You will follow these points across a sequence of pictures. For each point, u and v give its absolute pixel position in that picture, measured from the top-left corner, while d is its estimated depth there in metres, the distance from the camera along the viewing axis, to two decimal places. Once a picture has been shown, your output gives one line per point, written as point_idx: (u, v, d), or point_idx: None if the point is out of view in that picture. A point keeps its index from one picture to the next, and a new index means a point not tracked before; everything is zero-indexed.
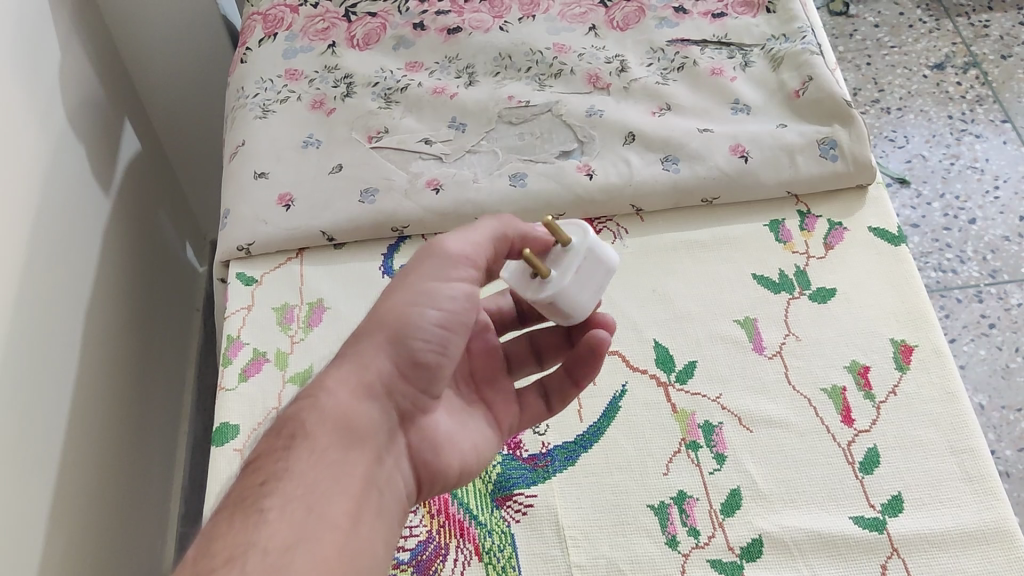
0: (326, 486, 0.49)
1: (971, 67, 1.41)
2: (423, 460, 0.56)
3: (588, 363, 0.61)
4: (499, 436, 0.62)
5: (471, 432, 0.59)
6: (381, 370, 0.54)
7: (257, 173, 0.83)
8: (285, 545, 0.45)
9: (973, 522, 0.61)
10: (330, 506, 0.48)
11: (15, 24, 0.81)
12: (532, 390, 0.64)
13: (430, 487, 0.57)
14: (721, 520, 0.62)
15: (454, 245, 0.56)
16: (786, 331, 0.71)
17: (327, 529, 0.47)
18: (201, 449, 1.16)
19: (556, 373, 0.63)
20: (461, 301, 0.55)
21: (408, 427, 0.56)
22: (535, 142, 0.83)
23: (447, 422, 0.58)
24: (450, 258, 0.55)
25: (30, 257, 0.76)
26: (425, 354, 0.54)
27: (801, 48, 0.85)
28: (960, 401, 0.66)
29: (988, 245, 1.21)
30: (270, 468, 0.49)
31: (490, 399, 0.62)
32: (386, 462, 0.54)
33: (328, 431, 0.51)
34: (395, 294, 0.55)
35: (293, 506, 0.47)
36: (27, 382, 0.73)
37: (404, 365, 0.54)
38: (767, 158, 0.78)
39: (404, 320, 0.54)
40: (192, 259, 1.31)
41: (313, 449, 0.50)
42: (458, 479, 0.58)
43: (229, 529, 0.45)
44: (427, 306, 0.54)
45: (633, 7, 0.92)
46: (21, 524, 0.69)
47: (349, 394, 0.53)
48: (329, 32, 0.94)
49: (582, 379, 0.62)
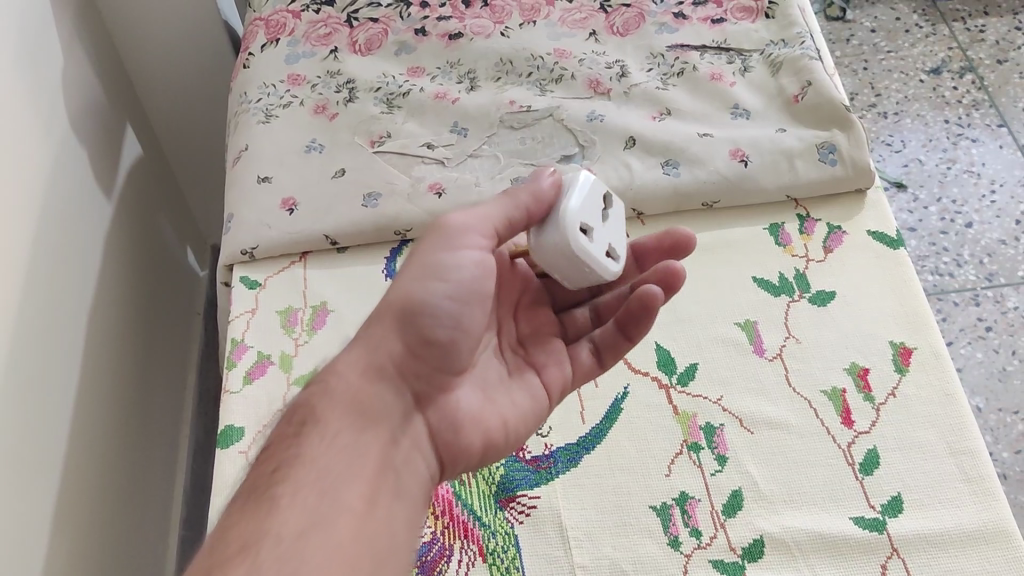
0: (340, 469, 0.51)
1: (967, 72, 1.42)
2: (442, 442, 0.57)
3: (641, 321, 0.61)
4: (538, 404, 0.61)
5: (499, 406, 0.59)
6: (390, 351, 0.56)
7: (260, 177, 0.84)
8: (300, 529, 0.47)
9: (972, 523, 0.61)
10: (343, 491, 0.51)
11: (19, 30, 0.81)
12: (583, 345, 0.64)
13: (454, 468, 0.58)
14: (723, 521, 0.62)
15: (458, 218, 0.56)
16: (786, 335, 0.72)
17: (341, 513, 0.50)
18: (204, 453, 1.17)
19: (608, 327, 0.63)
20: (468, 270, 0.55)
21: (428, 408, 0.57)
22: (537, 147, 0.84)
23: (471, 399, 0.58)
24: (458, 230, 0.55)
25: (34, 262, 0.77)
26: (436, 332, 0.55)
27: (800, 53, 0.86)
28: (959, 404, 0.67)
29: (985, 248, 1.22)
30: (282, 455, 0.51)
31: (536, 363, 0.62)
32: (401, 444, 0.55)
33: (340, 414, 0.54)
34: (404, 273, 0.56)
35: (304, 494, 0.49)
36: (31, 387, 0.73)
37: (413, 344, 0.55)
38: (767, 163, 0.79)
39: (411, 297, 0.55)
40: (192, 264, 1.31)
41: (324, 435, 0.52)
42: (485, 453, 0.59)
43: (241, 520, 0.47)
44: (434, 281, 0.55)
45: (632, 13, 0.93)
46: (26, 524, 0.70)
47: (358, 377, 0.55)
48: (331, 37, 0.94)
49: (637, 335, 0.62)
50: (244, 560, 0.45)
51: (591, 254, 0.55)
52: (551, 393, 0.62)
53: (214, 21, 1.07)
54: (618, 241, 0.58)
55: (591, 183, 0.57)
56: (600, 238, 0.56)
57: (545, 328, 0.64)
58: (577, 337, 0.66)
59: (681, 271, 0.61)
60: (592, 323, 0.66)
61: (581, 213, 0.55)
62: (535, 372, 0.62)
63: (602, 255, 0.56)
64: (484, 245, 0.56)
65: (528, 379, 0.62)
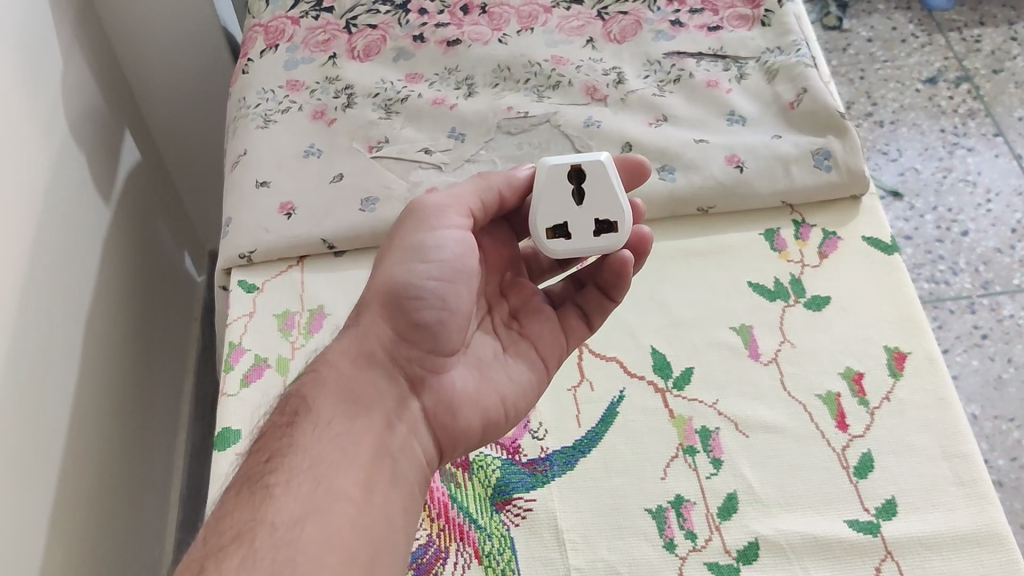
0: (334, 456, 0.52)
1: (962, 82, 1.43)
2: (440, 424, 0.58)
3: (618, 285, 0.62)
4: (534, 378, 0.62)
5: (496, 384, 0.60)
6: (380, 336, 0.57)
7: (259, 181, 0.84)
8: (294, 517, 0.48)
9: (967, 526, 0.62)
10: (339, 477, 0.51)
11: (20, 36, 0.82)
12: (573, 316, 0.65)
13: (454, 450, 0.59)
14: (718, 524, 0.63)
15: (435, 199, 0.60)
16: (781, 339, 0.72)
17: (337, 501, 0.50)
18: (200, 457, 1.16)
19: (591, 292, 0.65)
20: (451, 248, 0.57)
21: (423, 392, 0.58)
22: (534, 152, 0.84)
23: (466, 380, 0.59)
24: (434, 212, 0.59)
25: (34, 264, 0.77)
26: (425, 314, 0.57)
27: (796, 61, 0.87)
28: (952, 409, 0.67)
29: (980, 256, 1.22)
30: (275, 445, 0.52)
31: (528, 336, 0.64)
32: (398, 429, 0.55)
33: (332, 403, 0.54)
34: (388, 262, 0.59)
35: (298, 483, 0.50)
36: (30, 390, 0.73)
37: (403, 328, 0.57)
38: (762, 169, 0.80)
39: (396, 281, 0.57)
40: (191, 269, 1.32)
41: (317, 422, 0.53)
42: (485, 432, 0.60)
43: (237, 508, 0.48)
44: (417, 263, 0.57)
45: (630, 20, 0.94)
46: (23, 526, 0.70)
47: (350, 364, 0.57)
48: (330, 44, 0.95)
49: (617, 295, 0.64)
50: (239, 550, 0.45)
51: (576, 245, 0.58)
52: (547, 363, 0.64)
53: (214, 28, 1.07)
54: (608, 207, 0.58)
55: (545, 174, 0.58)
56: (581, 223, 0.58)
57: (534, 300, 0.65)
58: (561, 302, 0.66)
59: (649, 235, 0.62)
60: (574, 288, 0.66)
61: (549, 215, 0.58)
62: (529, 344, 0.63)
63: (590, 239, 0.58)
64: (463, 224, 0.59)
65: (521, 355, 0.63)
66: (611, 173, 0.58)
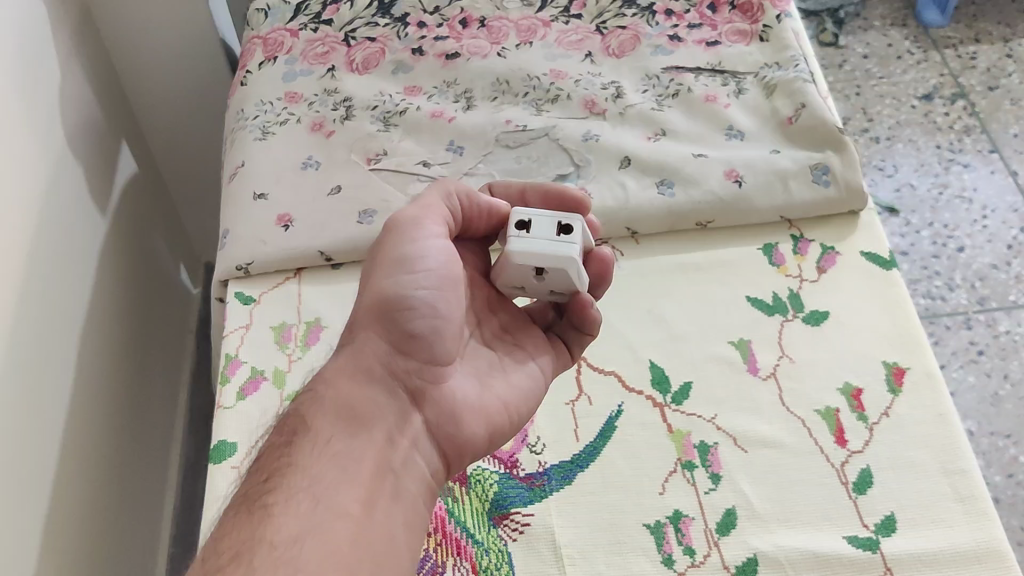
0: (334, 475, 0.51)
1: (958, 99, 1.44)
2: (444, 434, 0.57)
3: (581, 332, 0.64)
4: (534, 386, 0.62)
5: (498, 392, 0.60)
6: (376, 351, 0.57)
7: (256, 194, 0.84)
8: (294, 535, 0.47)
9: (965, 543, 0.61)
10: (339, 495, 0.50)
11: (17, 49, 0.81)
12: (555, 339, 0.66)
13: (461, 459, 0.58)
14: (716, 539, 0.62)
15: (411, 212, 0.60)
16: (780, 354, 0.72)
17: (337, 517, 0.49)
18: (195, 470, 1.15)
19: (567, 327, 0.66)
20: (434, 257, 0.58)
21: (424, 404, 0.57)
22: (533, 165, 0.84)
23: (468, 390, 0.59)
24: (413, 225, 0.59)
25: (29, 276, 0.76)
26: (417, 325, 0.57)
27: (794, 76, 0.87)
28: (950, 425, 0.67)
29: (976, 272, 1.22)
30: (274, 465, 0.52)
31: (525, 347, 0.64)
32: (399, 444, 0.55)
33: (330, 421, 0.54)
34: (374, 276, 0.58)
35: (297, 500, 0.49)
36: (24, 403, 0.73)
37: (398, 341, 0.57)
38: (761, 183, 0.80)
39: (386, 294, 0.57)
40: (185, 281, 1.32)
41: (316, 442, 0.53)
42: (490, 441, 0.59)
43: (233, 531, 0.48)
44: (405, 274, 0.57)
45: (628, 35, 0.94)
46: (15, 541, 0.69)
47: (348, 381, 0.56)
48: (329, 56, 0.95)
49: (592, 330, 0.64)
50: (236, 570, 0.45)
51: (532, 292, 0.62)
52: (543, 373, 0.64)
53: (212, 42, 1.07)
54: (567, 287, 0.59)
55: (505, 261, 0.57)
56: (539, 288, 0.60)
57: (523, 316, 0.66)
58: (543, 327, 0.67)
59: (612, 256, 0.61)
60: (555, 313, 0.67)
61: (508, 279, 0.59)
62: (524, 355, 0.63)
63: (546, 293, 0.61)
64: (442, 233, 0.59)
65: (519, 365, 0.62)
66: (574, 271, 0.56)
